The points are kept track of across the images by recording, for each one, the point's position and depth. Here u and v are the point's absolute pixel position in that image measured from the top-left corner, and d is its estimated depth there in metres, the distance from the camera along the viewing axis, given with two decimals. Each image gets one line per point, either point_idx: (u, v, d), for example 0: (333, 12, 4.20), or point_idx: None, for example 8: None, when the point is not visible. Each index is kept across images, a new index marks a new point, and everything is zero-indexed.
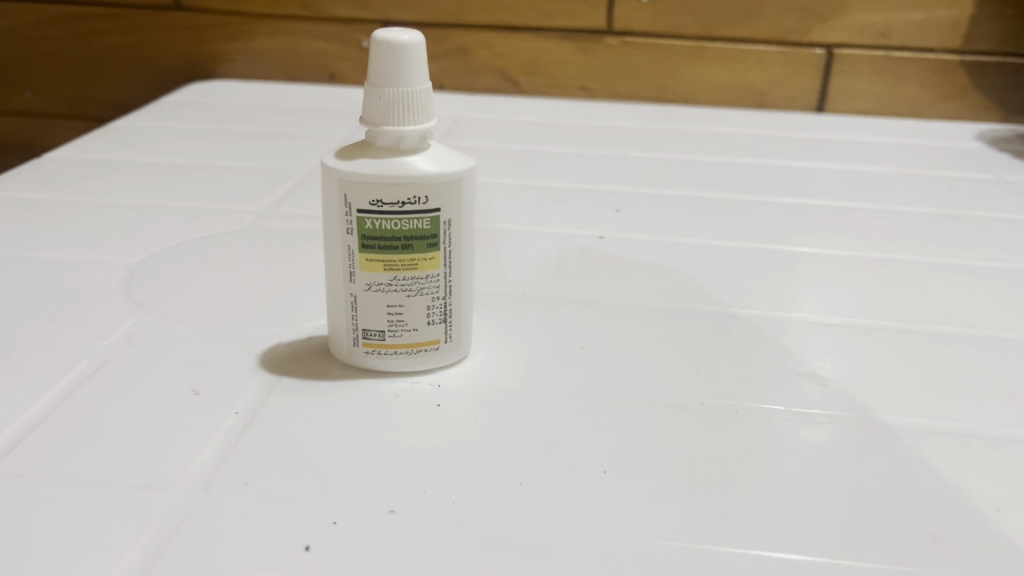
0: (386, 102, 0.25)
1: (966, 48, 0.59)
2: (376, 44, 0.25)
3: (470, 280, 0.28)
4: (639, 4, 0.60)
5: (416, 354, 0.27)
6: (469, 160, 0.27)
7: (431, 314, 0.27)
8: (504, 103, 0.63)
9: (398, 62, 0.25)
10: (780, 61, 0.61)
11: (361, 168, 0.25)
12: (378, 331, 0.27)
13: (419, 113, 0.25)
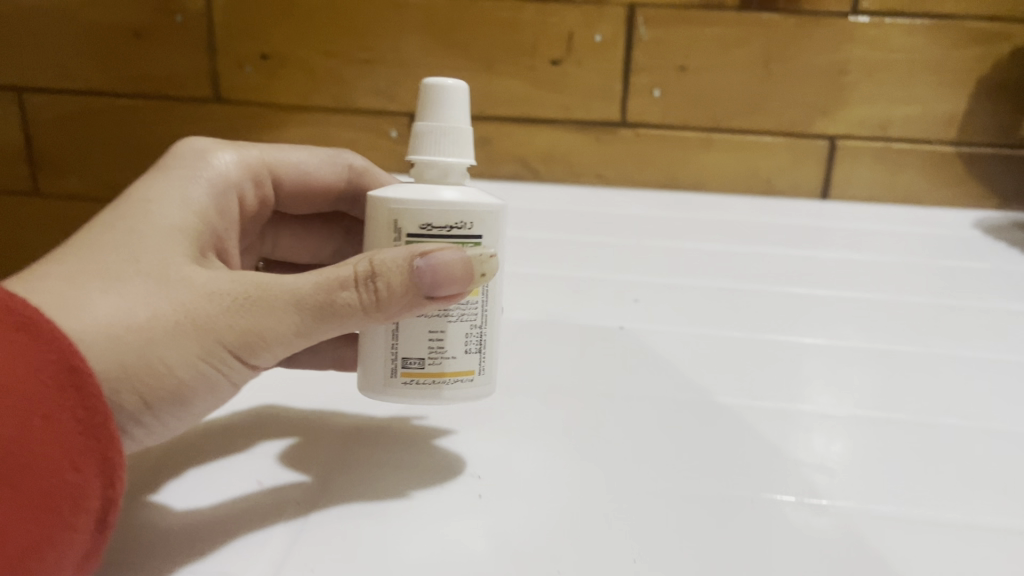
0: (435, 135, 0.29)
1: (962, 139, 0.62)
2: (426, 90, 0.30)
3: (498, 318, 0.30)
4: (650, 99, 0.64)
5: (454, 383, 0.29)
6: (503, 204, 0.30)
7: (469, 343, 0.29)
8: (524, 191, 0.66)
9: (446, 102, 0.30)
10: (787, 151, 0.64)
11: (404, 188, 0.28)
12: (418, 359, 0.28)
13: (463, 149, 0.30)
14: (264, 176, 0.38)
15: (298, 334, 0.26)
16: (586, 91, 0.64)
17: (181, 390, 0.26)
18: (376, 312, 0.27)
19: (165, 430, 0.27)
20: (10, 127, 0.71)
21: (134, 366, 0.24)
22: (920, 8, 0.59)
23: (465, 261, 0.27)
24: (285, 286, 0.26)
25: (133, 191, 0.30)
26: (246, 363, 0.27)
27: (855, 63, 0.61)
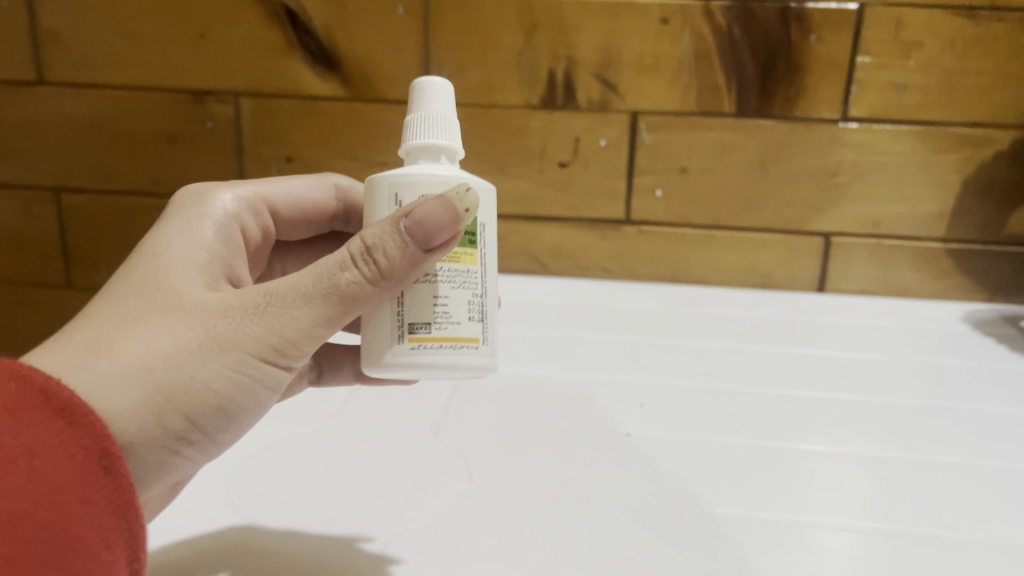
0: (428, 119, 0.33)
1: (950, 235, 0.66)
2: (416, 85, 0.34)
3: (495, 297, 0.33)
4: (653, 199, 0.67)
5: (459, 347, 0.31)
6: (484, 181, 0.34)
7: (472, 311, 0.32)
8: (534, 285, 0.69)
9: (435, 94, 0.34)
10: (784, 246, 0.67)
11: (403, 171, 0.32)
12: (424, 324, 0.31)
13: (453, 131, 0.33)
14: (261, 208, 0.41)
15: (319, 322, 0.30)
16: (592, 191, 0.68)
17: (224, 401, 0.30)
18: (386, 282, 0.30)
19: (223, 440, 0.31)
20: (46, 224, 0.74)
21: (171, 394, 0.29)
22: (905, 116, 0.63)
23: (453, 208, 0.30)
24: (293, 286, 0.30)
25: (152, 239, 0.34)
26: (278, 366, 0.30)
27: (846, 165, 0.65)
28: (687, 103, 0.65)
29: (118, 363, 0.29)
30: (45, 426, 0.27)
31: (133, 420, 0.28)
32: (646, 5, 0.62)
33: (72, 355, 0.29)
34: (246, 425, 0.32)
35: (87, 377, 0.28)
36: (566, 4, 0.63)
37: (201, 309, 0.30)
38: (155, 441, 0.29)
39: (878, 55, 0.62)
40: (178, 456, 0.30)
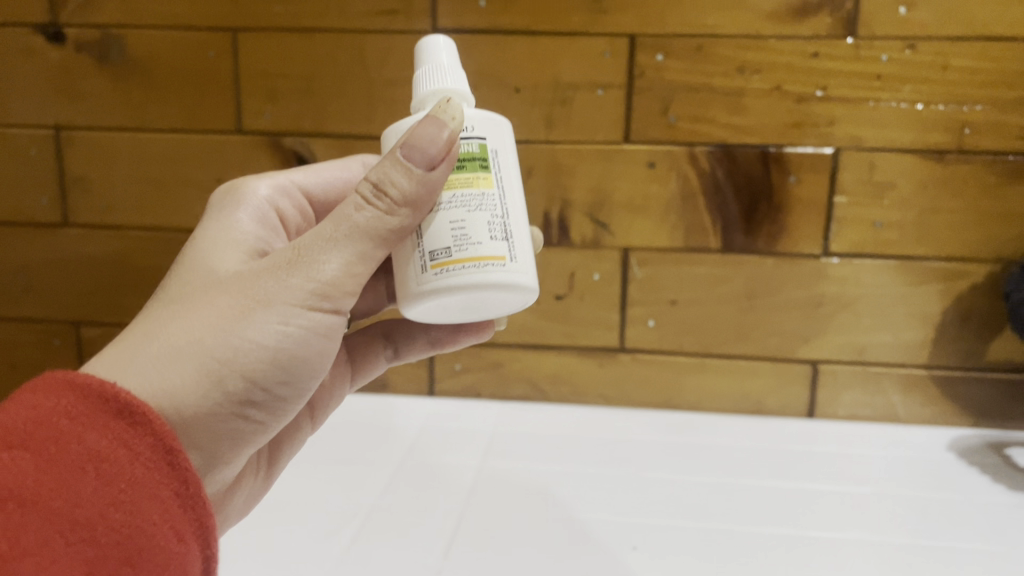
0: (433, 68, 0.40)
1: (933, 363, 0.68)
2: (420, 45, 0.41)
3: (516, 212, 0.38)
4: (645, 328, 0.70)
5: (484, 264, 0.36)
6: (497, 119, 0.40)
7: (492, 231, 0.37)
8: (533, 413, 0.72)
9: (437, 47, 0.40)
10: (773, 373, 0.70)
11: (407, 120, 0.39)
12: (445, 250, 0.36)
13: (455, 76, 0.40)
14: (296, 192, 0.49)
15: (352, 261, 0.37)
16: (587, 321, 0.71)
17: (280, 347, 0.37)
18: (399, 204, 0.36)
19: (278, 386, 0.38)
20: (65, 355, 0.78)
21: (226, 355, 0.36)
22: (884, 250, 0.66)
23: (448, 132, 0.36)
24: (316, 241, 0.37)
25: (199, 235, 0.43)
26: (323, 310, 0.37)
27: (829, 297, 0.68)
28: (676, 240, 0.68)
29: (176, 335, 0.36)
30: (114, 430, 0.33)
31: (196, 385, 0.35)
32: (633, 151, 0.67)
33: (135, 343, 0.36)
34: (303, 370, 0.39)
35: (150, 355, 0.35)
36: (560, 150, 0.67)
37: (244, 278, 0.37)
38: (218, 396, 0.36)
39: (855, 195, 0.65)
40: (242, 412, 0.38)
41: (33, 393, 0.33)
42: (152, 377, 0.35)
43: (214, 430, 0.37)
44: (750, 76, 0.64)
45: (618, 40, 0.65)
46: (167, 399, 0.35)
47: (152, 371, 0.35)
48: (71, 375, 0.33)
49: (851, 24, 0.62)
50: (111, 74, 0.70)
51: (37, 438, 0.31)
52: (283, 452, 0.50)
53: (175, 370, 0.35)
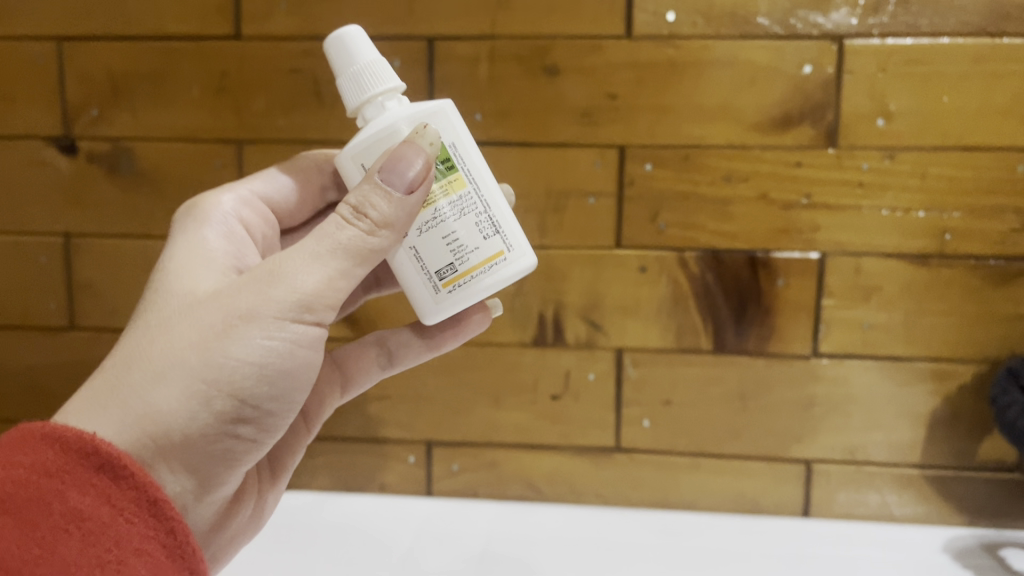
0: (355, 70, 0.45)
1: (925, 462, 0.69)
2: (331, 48, 0.46)
3: (493, 194, 0.46)
4: (641, 428, 0.71)
5: (491, 263, 0.45)
6: (441, 103, 0.45)
7: (484, 232, 0.45)
8: (531, 515, 0.72)
9: (348, 46, 0.45)
10: (767, 473, 0.70)
11: (360, 136, 0.45)
12: (450, 265, 0.45)
13: (381, 72, 0.45)
14: (254, 200, 0.53)
15: (332, 276, 0.42)
16: (582, 421, 0.72)
17: (264, 359, 0.42)
18: (382, 224, 0.42)
19: (264, 398, 0.43)
20: None
21: (211, 371, 0.41)
22: (872, 351, 0.67)
23: (422, 158, 0.42)
24: (296, 259, 0.42)
25: (170, 253, 0.47)
26: (304, 321, 0.42)
27: (821, 397, 0.69)
28: (668, 341, 0.70)
29: (165, 356, 0.41)
30: (94, 485, 0.38)
31: (184, 402, 0.40)
32: (625, 255, 0.69)
33: (125, 367, 0.41)
34: (290, 383, 0.44)
35: (142, 377, 0.40)
36: (553, 254, 0.69)
37: (228, 295, 0.42)
38: (209, 411, 0.41)
39: (841, 298, 0.67)
40: (230, 424, 0.43)
41: (10, 451, 0.38)
42: (145, 398, 0.40)
43: (208, 446, 0.42)
44: (736, 184, 0.66)
45: (608, 150, 0.67)
46: (161, 417, 0.40)
47: (146, 393, 0.40)
48: (48, 427, 0.38)
49: (832, 134, 0.65)
50: (120, 183, 0.73)
51: (18, 498, 0.36)
52: (284, 463, 0.56)
53: (167, 390, 0.40)
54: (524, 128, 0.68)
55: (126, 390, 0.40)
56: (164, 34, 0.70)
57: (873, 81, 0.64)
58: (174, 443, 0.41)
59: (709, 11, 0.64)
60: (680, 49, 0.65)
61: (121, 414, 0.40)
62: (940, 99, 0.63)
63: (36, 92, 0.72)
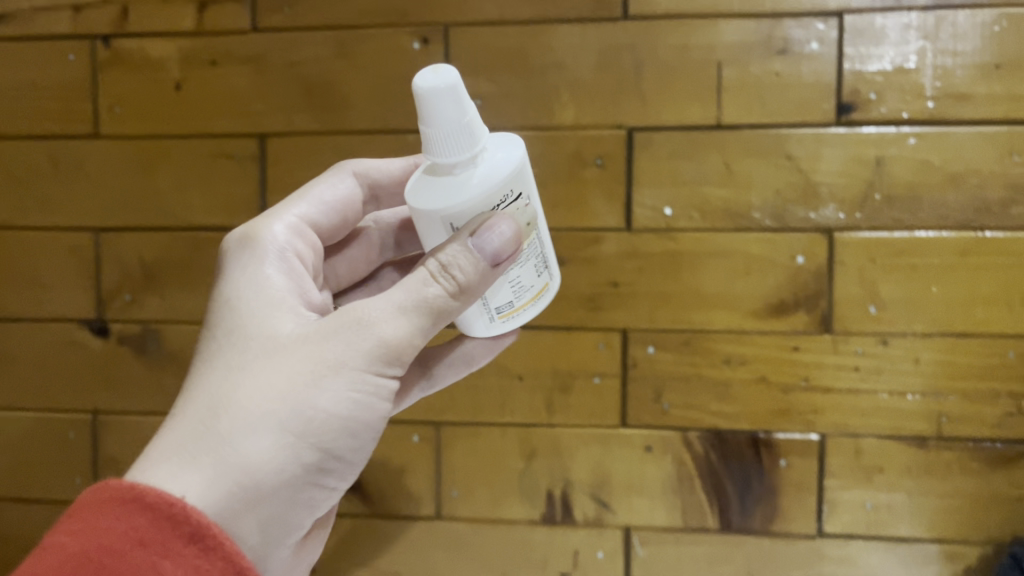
0: (460, 126, 0.41)
1: None
2: (426, 92, 0.41)
3: (544, 229, 0.47)
4: None
5: (539, 296, 0.48)
6: (522, 155, 0.44)
7: (537, 270, 0.47)
8: None
9: (452, 99, 0.41)
10: None
11: (450, 198, 0.42)
12: (508, 302, 0.47)
13: (480, 131, 0.42)
14: (303, 228, 0.52)
15: (412, 332, 0.43)
16: None
17: (348, 410, 0.43)
18: (464, 294, 0.44)
19: (346, 448, 0.44)
20: None
21: (299, 424, 0.42)
22: (876, 531, 0.69)
23: (513, 227, 0.42)
24: (380, 311, 0.43)
25: (233, 290, 0.46)
26: (384, 372, 0.44)
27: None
28: (675, 519, 0.71)
29: (254, 405, 0.41)
30: (183, 555, 0.37)
31: (275, 451, 0.41)
32: (630, 434, 0.71)
33: (212, 414, 0.41)
34: (369, 436, 0.45)
35: (232, 425, 0.41)
36: (561, 431, 0.71)
37: (313, 343, 0.43)
38: (297, 463, 0.42)
39: (843, 479, 0.68)
40: (314, 472, 0.43)
41: (99, 517, 0.37)
42: (239, 448, 0.41)
43: (293, 494, 0.43)
44: (735, 366, 0.69)
45: (612, 333, 0.70)
46: (254, 468, 0.41)
47: (237, 444, 0.41)
48: (135, 490, 0.38)
49: (826, 320, 0.68)
50: (147, 362, 0.76)
51: (110, 568, 0.36)
52: None
53: (257, 441, 0.41)
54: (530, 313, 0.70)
55: (217, 440, 0.40)
56: (195, 224, 0.75)
57: (862, 270, 0.67)
58: (262, 494, 0.41)
59: (704, 205, 0.68)
60: (677, 241, 0.69)
61: (215, 465, 0.40)
62: (928, 288, 0.66)
63: (72, 280, 0.77)
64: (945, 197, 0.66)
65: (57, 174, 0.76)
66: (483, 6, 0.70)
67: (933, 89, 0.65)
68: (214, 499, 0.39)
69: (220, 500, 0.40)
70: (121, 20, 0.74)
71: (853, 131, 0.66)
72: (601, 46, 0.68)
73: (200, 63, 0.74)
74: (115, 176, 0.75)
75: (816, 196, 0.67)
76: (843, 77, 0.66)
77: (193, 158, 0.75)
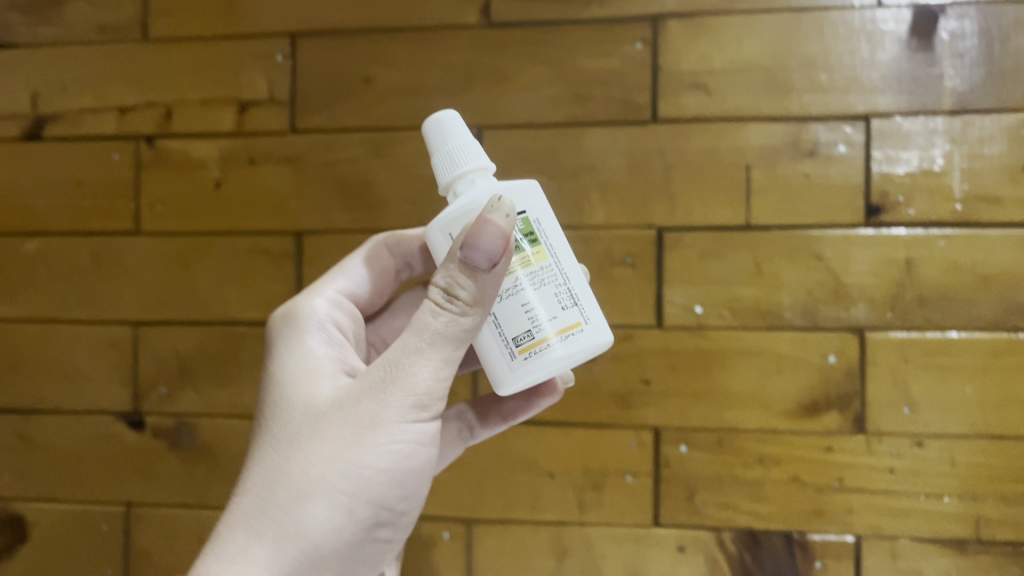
0: (454, 148, 0.46)
1: None
2: (428, 128, 0.47)
3: (574, 268, 0.45)
4: None
5: (569, 333, 0.43)
6: (526, 183, 0.45)
7: (563, 302, 0.43)
8: None
9: (447, 126, 0.46)
10: None
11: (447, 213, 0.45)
12: (526, 332, 0.43)
13: (477, 152, 0.46)
14: (341, 300, 0.55)
15: (438, 367, 0.42)
16: None
17: (392, 460, 0.43)
18: (466, 304, 0.41)
19: (399, 497, 0.44)
20: None
21: (347, 484, 0.42)
22: None
23: (501, 222, 0.40)
24: (400, 355, 0.42)
25: (275, 368, 0.48)
26: (423, 417, 0.43)
27: None
28: None
29: (306, 474, 0.42)
30: None
31: (329, 515, 0.42)
32: (663, 534, 0.70)
33: (267, 492, 0.42)
34: (422, 481, 0.45)
35: (285, 498, 0.42)
36: (593, 530, 0.71)
37: (347, 405, 0.43)
38: (355, 522, 0.43)
39: None
40: (372, 526, 0.44)
41: None
42: (295, 519, 0.42)
43: (354, 551, 0.44)
44: (769, 465, 0.69)
45: (644, 431, 0.70)
46: (311, 535, 0.42)
47: (295, 512, 0.42)
48: None
49: (860, 420, 0.67)
50: (181, 456, 0.77)
51: None
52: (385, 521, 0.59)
53: (314, 508, 0.42)
54: (562, 405, 0.71)
55: (274, 514, 0.42)
56: (230, 319, 0.76)
57: (895, 370, 0.67)
58: (329, 556, 0.42)
59: (735, 305, 0.69)
60: (709, 339, 0.69)
61: (275, 539, 0.41)
62: (962, 389, 0.66)
63: (110, 373, 0.78)
64: (977, 299, 0.66)
65: (97, 270, 0.78)
66: (515, 109, 0.71)
67: (961, 192, 0.66)
68: (281, 570, 0.41)
69: (288, 570, 0.41)
70: (164, 121, 0.77)
71: (883, 233, 0.67)
72: (631, 149, 0.70)
73: (241, 163, 0.76)
74: (155, 271, 0.77)
75: (847, 296, 0.67)
76: (872, 179, 0.67)
77: (231, 254, 0.76)
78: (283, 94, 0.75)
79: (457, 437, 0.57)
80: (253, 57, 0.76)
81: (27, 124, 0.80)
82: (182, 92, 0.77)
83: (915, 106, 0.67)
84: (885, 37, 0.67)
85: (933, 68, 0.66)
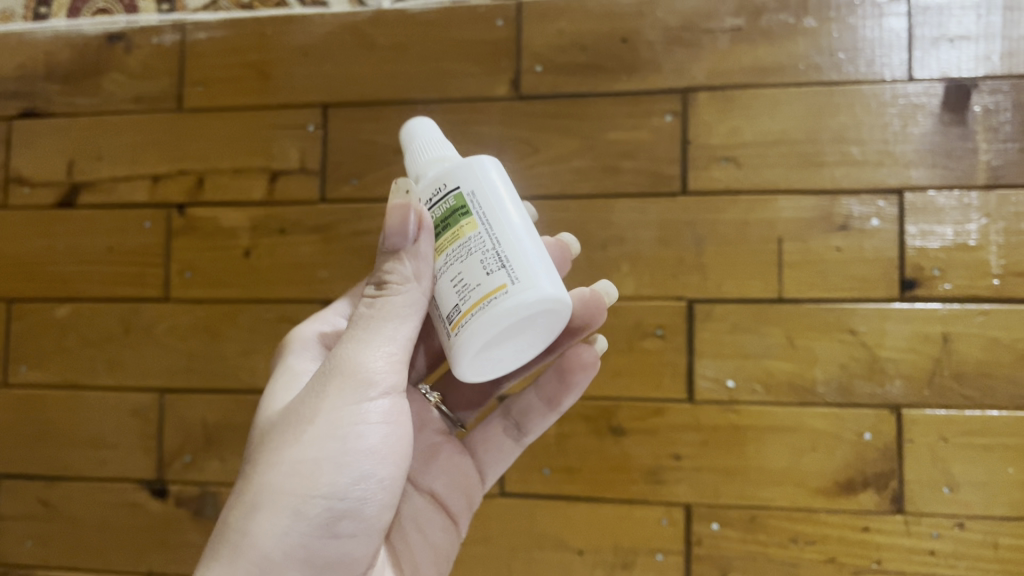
0: (414, 148, 0.47)
1: None
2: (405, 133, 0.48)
3: (511, 230, 0.42)
4: None
5: (490, 296, 0.41)
6: (472, 159, 0.44)
7: (489, 268, 0.41)
8: None
9: (414, 129, 0.47)
10: None
11: None
12: (456, 306, 0.42)
13: (433, 149, 0.46)
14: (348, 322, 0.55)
15: (373, 347, 0.45)
16: None
17: (341, 446, 0.45)
18: (382, 286, 0.45)
19: (356, 485, 0.45)
20: None
21: (296, 480, 0.44)
22: None
23: (406, 205, 0.44)
24: (340, 347, 0.46)
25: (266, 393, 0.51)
26: (365, 398, 0.45)
27: None
28: None
29: (258, 480, 0.44)
30: None
31: (279, 512, 0.44)
32: None
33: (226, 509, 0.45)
34: (378, 469, 0.46)
35: (239, 508, 0.44)
36: None
37: (292, 409, 0.46)
38: (309, 517, 0.44)
39: None
40: (331, 518, 0.45)
41: None
42: (247, 524, 0.43)
43: (314, 546, 0.44)
44: (803, 545, 0.67)
45: (675, 508, 0.69)
46: (263, 535, 0.43)
47: (248, 518, 0.43)
48: None
49: (898, 500, 0.66)
50: (205, 525, 0.76)
51: None
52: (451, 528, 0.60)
53: (265, 509, 0.44)
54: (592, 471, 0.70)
55: (229, 526, 0.44)
56: (256, 388, 0.76)
57: (933, 449, 0.65)
58: (281, 559, 0.43)
59: (767, 379, 0.67)
60: (741, 414, 0.68)
61: (229, 547, 0.43)
62: (1003, 469, 0.64)
63: (135, 440, 0.78)
64: (1017, 376, 0.64)
65: (126, 337, 0.78)
66: (544, 180, 0.71)
67: (998, 267, 0.65)
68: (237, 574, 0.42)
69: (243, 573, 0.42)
70: (196, 189, 0.78)
71: (917, 308, 0.66)
72: (662, 220, 0.69)
73: (269, 232, 0.76)
74: (182, 338, 0.77)
75: (882, 373, 0.66)
76: (906, 253, 0.66)
77: (259, 323, 0.76)
78: (313, 164, 0.76)
79: (503, 433, 0.58)
80: (285, 127, 0.77)
81: (62, 191, 0.81)
82: (214, 161, 0.78)
83: (950, 180, 0.66)
84: (917, 110, 0.67)
85: (966, 142, 0.66)
